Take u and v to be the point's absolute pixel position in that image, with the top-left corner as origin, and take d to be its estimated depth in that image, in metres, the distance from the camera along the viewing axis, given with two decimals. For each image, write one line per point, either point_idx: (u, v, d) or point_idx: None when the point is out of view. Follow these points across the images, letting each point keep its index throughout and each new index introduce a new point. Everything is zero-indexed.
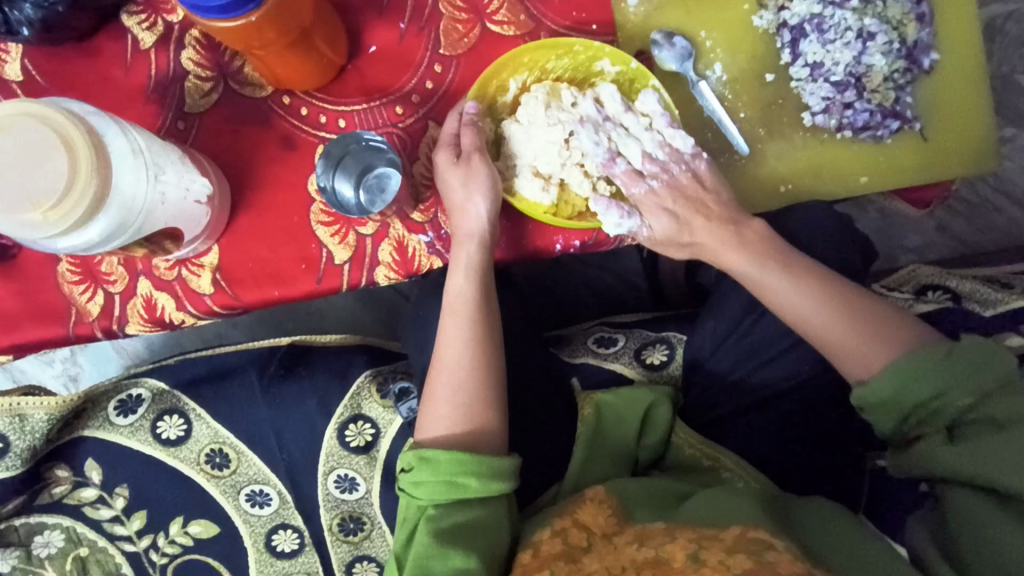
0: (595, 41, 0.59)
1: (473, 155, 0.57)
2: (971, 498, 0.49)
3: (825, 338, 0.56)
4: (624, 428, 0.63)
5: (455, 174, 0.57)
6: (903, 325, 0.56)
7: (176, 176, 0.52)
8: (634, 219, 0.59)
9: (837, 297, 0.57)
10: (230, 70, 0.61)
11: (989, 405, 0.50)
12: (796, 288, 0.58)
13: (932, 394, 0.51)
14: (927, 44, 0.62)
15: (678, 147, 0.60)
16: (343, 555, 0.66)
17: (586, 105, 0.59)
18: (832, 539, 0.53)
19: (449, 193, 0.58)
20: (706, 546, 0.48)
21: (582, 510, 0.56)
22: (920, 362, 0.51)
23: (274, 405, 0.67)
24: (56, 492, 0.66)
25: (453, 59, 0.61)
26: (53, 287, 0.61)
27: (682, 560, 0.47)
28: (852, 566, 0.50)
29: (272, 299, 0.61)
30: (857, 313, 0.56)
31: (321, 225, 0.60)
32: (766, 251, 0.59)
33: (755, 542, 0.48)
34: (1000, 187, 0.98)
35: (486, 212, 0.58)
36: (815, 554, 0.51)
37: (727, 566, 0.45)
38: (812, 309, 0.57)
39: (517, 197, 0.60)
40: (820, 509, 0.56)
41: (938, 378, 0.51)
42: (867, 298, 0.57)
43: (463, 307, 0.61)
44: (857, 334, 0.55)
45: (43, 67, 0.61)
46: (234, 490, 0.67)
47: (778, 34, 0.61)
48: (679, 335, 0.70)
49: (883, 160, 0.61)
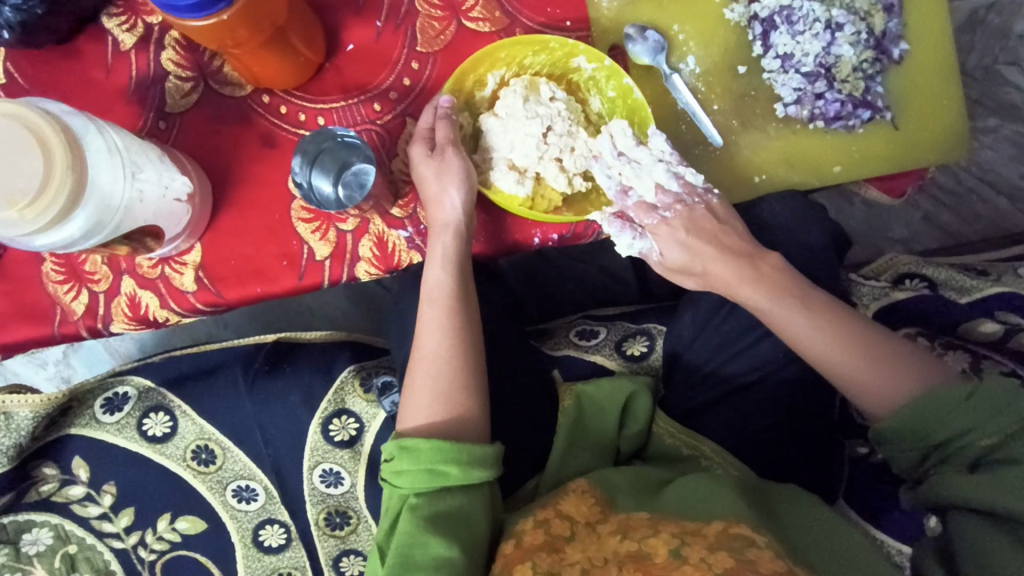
0: (569, 39, 0.59)
1: (447, 148, 0.58)
2: (982, 527, 0.47)
3: (839, 374, 0.56)
4: (604, 418, 0.64)
5: (430, 167, 0.58)
6: (922, 363, 0.55)
7: (156, 174, 0.53)
8: (646, 239, 0.62)
9: (854, 332, 0.57)
10: (210, 70, 0.61)
11: (1011, 446, 0.48)
12: (811, 323, 0.57)
13: (954, 433, 0.50)
14: (896, 34, 0.63)
15: (691, 181, 0.61)
16: (330, 549, 0.67)
17: (602, 143, 0.60)
18: (810, 528, 0.54)
19: (424, 184, 0.58)
20: (689, 542, 0.48)
21: (564, 501, 0.56)
22: (941, 400, 0.51)
23: (258, 401, 0.68)
24: (44, 490, 0.67)
25: (429, 56, 0.61)
26: (38, 286, 0.62)
27: (664, 556, 0.47)
28: (832, 561, 0.51)
29: (255, 296, 0.62)
30: (874, 350, 0.56)
31: (302, 222, 0.61)
32: (777, 283, 0.59)
33: (737, 539, 0.48)
34: (984, 177, 0.99)
35: (462, 203, 0.59)
36: (798, 553, 0.51)
37: (708, 564, 0.46)
38: (828, 345, 0.56)
39: (493, 189, 0.61)
40: (802, 498, 0.57)
41: (959, 417, 0.50)
42: (886, 334, 0.57)
43: (441, 298, 0.61)
44: (874, 372, 0.55)
45: (25, 70, 0.61)
46: (221, 486, 0.67)
47: (749, 27, 0.62)
48: (659, 326, 0.71)
49: (856, 149, 0.62)
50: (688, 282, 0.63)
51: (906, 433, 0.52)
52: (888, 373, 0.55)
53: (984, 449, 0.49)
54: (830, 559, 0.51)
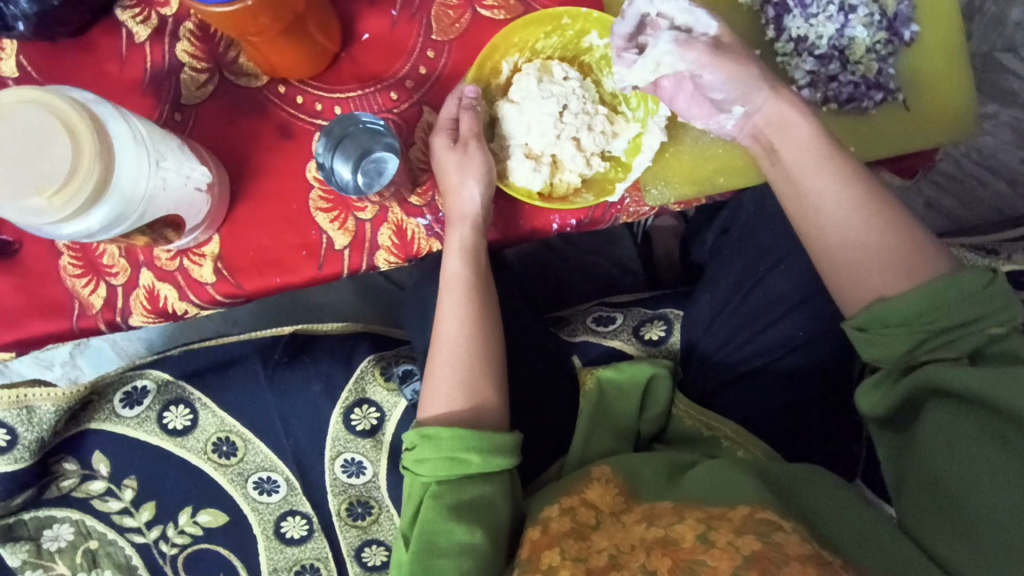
0: (582, 10, 0.60)
1: (470, 141, 0.59)
2: (960, 418, 0.49)
3: (848, 233, 0.55)
4: (626, 401, 0.64)
5: (452, 159, 0.59)
6: (930, 263, 0.53)
7: (177, 163, 0.53)
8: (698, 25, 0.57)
9: (872, 207, 0.55)
10: (225, 61, 0.61)
11: (1012, 340, 0.50)
12: (833, 183, 0.56)
13: (964, 321, 0.50)
14: (908, 16, 0.63)
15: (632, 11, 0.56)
16: (352, 540, 0.67)
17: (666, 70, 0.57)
18: (838, 513, 0.53)
19: (445, 175, 0.59)
20: (714, 526, 0.48)
21: (589, 490, 0.56)
22: (951, 288, 0.50)
23: (279, 392, 0.68)
24: (64, 485, 0.67)
25: (445, 45, 0.62)
26: (56, 281, 0.61)
27: (691, 541, 0.47)
28: (846, 531, 0.51)
29: (274, 286, 0.62)
30: (884, 228, 0.55)
31: (321, 211, 0.61)
32: (807, 142, 0.57)
33: (764, 522, 0.48)
34: (983, 163, 1.00)
35: (480, 196, 0.59)
36: (822, 534, 0.51)
37: (736, 547, 0.46)
38: (838, 209, 0.56)
39: (509, 184, 0.61)
40: (832, 485, 0.56)
41: (971, 305, 0.50)
42: (919, 232, 0.55)
43: (457, 286, 0.62)
44: (882, 248, 0.54)
45: (38, 64, 0.61)
46: (242, 478, 0.67)
47: (762, 11, 0.63)
48: (675, 310, 0.72)
49: (868, 132, 0.63)
50: (731, 124, 0.60)
51: (907, 316, 0.51)
52: (887, 256, 0.54)
53: (989, 338, 0.50)
54: (858, 543, 0.50)
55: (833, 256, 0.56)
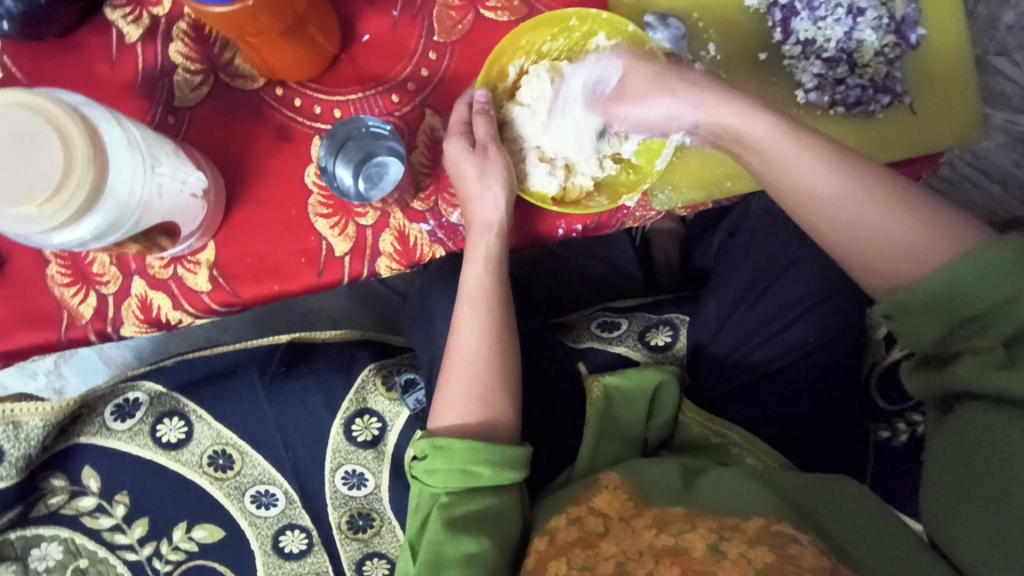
0: (591, 10, 0.59)
1: (489, 146, 0.58)
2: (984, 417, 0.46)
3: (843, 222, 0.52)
4: (633, 409, 0.63)
5: (472, 164, 0.57)
6: (945, 237, 0.49)
7: (172, 168, 0.51)
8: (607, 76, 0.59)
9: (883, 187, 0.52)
10: (221, 62, 0.59)
11: None
12: (819, 171, 0.53)
13: (994, 303, 0.44)
14: (913, 19, 0.63)
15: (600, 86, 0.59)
16: (352, 553, 0.65)
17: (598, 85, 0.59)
18: (856, 530, 0.50)
19: (465, 182, 0.58)
20: (727, 537, 0.46)
21: (596, 498, 0.55)
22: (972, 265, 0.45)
23: (277, 404, 0.66)
24: (52, 503, 0.64)
25: (447, 46, 0.60)
26: (43, 291, 0.59)
27: (702, 551, 0.46)
28: (849, 534, 0.50)
29: (272, 294, 0.60)
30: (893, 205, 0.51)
31: (320, 217, 0.59)
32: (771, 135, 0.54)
33: (779, 535, 0.46)
34: (977, 165, 0.99)
35: (503, 201, 0.59)
36: (847, 556, 0.47)
37: (748, 559, 0.44)
38: (837, 192, 0.52)
39: (531, 191, 0.61)
40: (850, 493, 0.54)
41: (996, 287, 0.44)
42: (928, 210, 0.51)
43: (482, 298, 0.61)
44: (887, 228, 0.51)
45: (23, 64, 0.59)
46: (239, 492, 0.65)
47: (769, 14, 0.62)
48: (681, 316, 0.70)
49: (876, 135, 0.62)
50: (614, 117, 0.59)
51: (933, 301, 0.47)
52: (908, 233, 0.50)
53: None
54: (879, 565, 0.47)
55: (881, 265, 0.51)
